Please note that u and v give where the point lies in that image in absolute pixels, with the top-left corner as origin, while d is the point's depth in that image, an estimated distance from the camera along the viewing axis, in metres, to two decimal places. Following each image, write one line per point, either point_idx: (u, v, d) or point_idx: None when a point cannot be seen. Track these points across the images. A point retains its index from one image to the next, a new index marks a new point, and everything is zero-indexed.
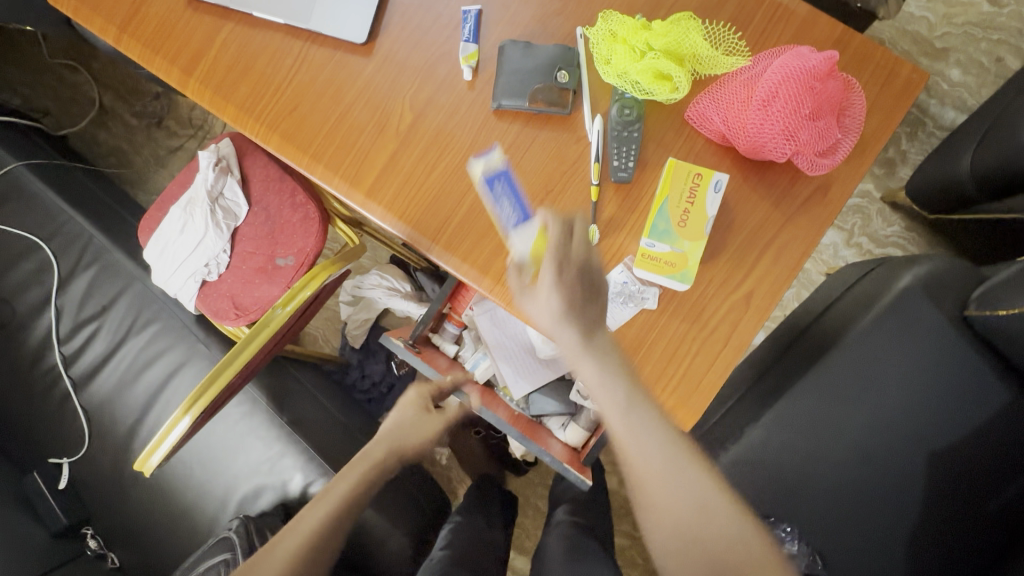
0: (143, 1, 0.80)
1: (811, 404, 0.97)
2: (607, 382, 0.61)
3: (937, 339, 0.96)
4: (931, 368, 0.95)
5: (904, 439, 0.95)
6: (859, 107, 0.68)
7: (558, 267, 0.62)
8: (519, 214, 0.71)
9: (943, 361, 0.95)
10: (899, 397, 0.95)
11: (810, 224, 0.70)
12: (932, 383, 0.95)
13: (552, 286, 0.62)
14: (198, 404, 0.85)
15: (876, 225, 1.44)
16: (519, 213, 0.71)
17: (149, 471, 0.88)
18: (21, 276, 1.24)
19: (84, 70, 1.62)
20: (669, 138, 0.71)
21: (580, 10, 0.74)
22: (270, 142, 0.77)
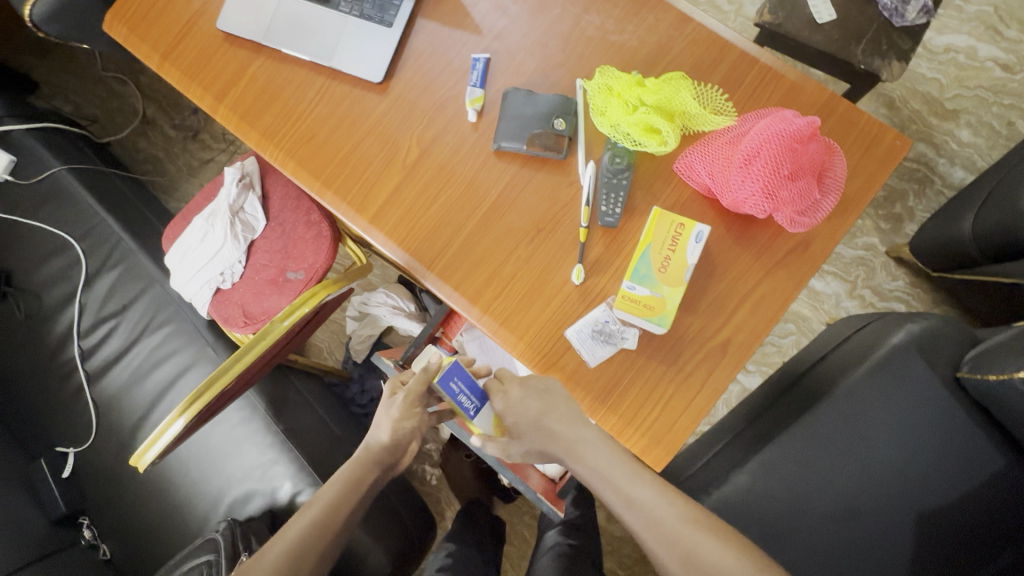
0: (186, 33, 0.88)
1: (798, 455, 0.96)
2: (605, 480, 0.67)
3: (921, 393, 0.96)
4: (921, 427, 0.95)
5: (890, 500, 0.94)
6: (840, 169, 0.70)
7: (506, 415, 0.72)
8: (475, 404, 0.74)
9: (935, 421, 0.95)
10: (886, 456, 0.95)
11: (788, 278, 0.72)
12: (922, 443, 0.94)
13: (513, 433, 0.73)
14: (193, 407, 0.88)
15: (879, 278, 1.44)
16: (475, 402, 0.74)
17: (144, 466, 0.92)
18: (51, 272, 1.32)
19: (132, 83, 1.75)
20: (657, 187, 0.75)
21: (581, 63, 0.79)
22: (287, 166, 0.84)
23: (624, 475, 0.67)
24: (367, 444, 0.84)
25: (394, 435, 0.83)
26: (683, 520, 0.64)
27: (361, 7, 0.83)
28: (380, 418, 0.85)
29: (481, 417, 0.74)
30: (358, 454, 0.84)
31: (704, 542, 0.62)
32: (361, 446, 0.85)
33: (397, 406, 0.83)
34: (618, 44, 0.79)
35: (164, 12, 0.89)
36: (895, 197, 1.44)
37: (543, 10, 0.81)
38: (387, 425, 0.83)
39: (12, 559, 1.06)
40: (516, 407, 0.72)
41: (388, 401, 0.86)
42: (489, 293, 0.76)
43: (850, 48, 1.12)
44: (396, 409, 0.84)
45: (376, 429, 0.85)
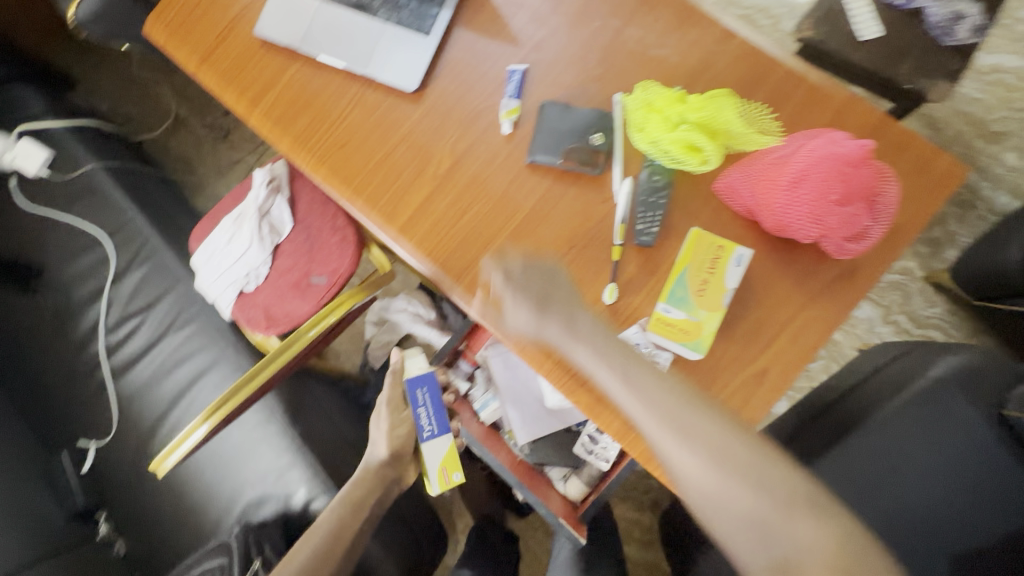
0: (225, 38, 0.88)
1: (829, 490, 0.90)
2: (603, 360, 0.64)
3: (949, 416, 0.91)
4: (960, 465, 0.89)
5: (925, 544, 0.87)
6: (892, 194, 0.67)
7: (507, 283, 0.71)
8: (432, 427, 0.91)
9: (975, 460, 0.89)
10: (918, 498, 0.89)
11: (832, 306, 0.69)
12: (953, 483, 0.89)
13: (512, 300, 0.71)
14: (216, 414, 0.89)
15: (915, 304, 1.38)
16: (433, 425, 0.91)
17: (162, 473, 0.91)
18: (81, 267, 1.33)
19: (166, 83, 1.78)
20: (695, 207, 0.73)
21: (620, 77, 0.77)
22: (318, 172, 0.83)
23: (622, 357, 0.64)
24: (366, 461, 0.97)
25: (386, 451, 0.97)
26: (679, 399, 0.60)
27: (399, 15, 0.83)
28: (374, 437, 0.98)
29: (433, 442, 0.91)
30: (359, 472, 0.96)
31: (703, 425, 0.58)
32: (361, 467, 0.97)
33: (384, 418, 0.98)
34: (659, 59, 0.77)
35: (204, 16, 0.90)
36: (935, 222, 1.39)
37: (583, 23, 0.80)
38: (380, 440, 0.97)
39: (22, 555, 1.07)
40: (521, 285, 0.71)
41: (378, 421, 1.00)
42: None
43: (895, 67, 1.09)
44: (384, 424, 0.99)
45: (372, 447, 0.98)
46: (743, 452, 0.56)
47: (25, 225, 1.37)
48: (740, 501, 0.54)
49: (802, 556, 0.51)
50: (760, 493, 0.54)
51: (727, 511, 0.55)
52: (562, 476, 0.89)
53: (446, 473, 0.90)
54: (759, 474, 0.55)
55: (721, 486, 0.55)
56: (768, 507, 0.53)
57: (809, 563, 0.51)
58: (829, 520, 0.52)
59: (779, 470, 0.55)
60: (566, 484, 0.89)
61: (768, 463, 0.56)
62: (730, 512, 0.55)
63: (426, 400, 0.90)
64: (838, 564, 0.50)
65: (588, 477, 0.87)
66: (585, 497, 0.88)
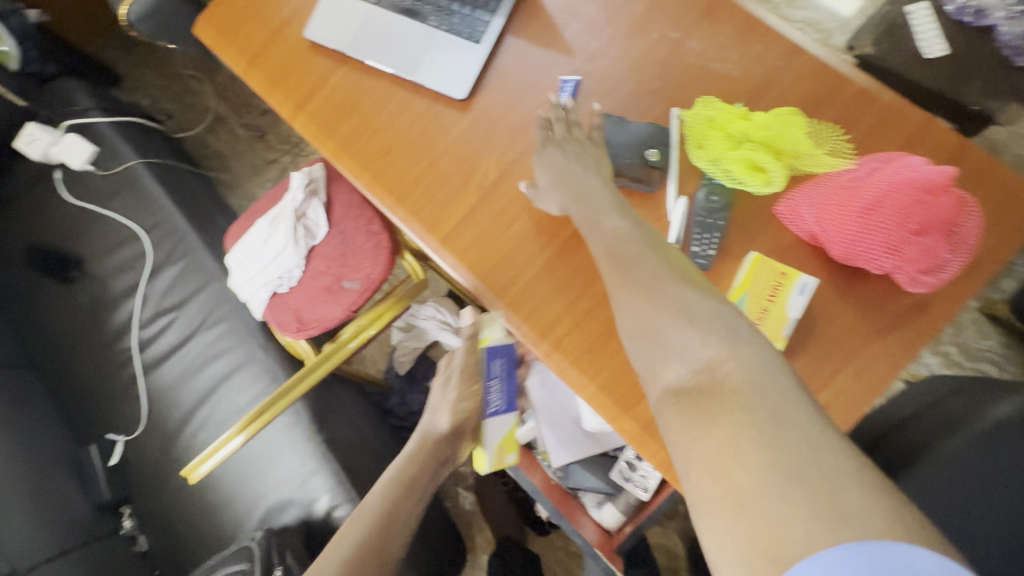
0: (274, 41, 0.88)
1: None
2: (588, 217, 0.66)
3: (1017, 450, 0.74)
4: None
5: None
6: (972, 226, 0.62)
7: (545, 147, 0.72)
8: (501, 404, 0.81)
9: None
10: (998, 566, 0.71)
11: (901, 344, 0.65)
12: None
13: (544, 165, 0.71)
14: (253, 424, 0.98)
15: (967, 334, 1.31)
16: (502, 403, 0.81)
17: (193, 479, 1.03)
18: (118, 261, 1.35)
19: (208, 82, 1.80)
20: (755, 230, 0.69)
21: (678, 91, 0.74)
22: (360, 178, 0.81)
23: (611, 212, 0.65)
24: (424, 432, 0.89)
25: (449, 423, 0.87)
26: (640, 246, 0.60)
27: (450, 22, 0.81)
28: (437, 402, 0.89)
29: (496, 423, 0.81)
30: (415, 443, 0.91)
31: (654, 270, 0.58)
32: (416, 436, 0.91)
33: (452, 388, 0.87)
34: (720, 73, 0.74)
35: (254, 17, 0.89)
36: None
37: (640, 35, 0.77)
38: (443, 409, 0.87)
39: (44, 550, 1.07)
40: (549, 159, 0.71)
41: (445, 382, 0.90)
42: (561, 328, 0.72)
43: (961, 87, 1.03)
44: (451, 391, 0.88)
45: (432, 415, 0.89)
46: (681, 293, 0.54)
47: (66, 216, 1.39)
48: (668, 332, 0.53)
49: (721, 378, 0.48)
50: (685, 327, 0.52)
51: (655, 343, 0.54)
52: (597, 502, 0.87)
53: (503, 452, 0.83)
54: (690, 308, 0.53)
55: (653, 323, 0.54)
56: (694, 336, 0.51)
57: (722, 381, 0.48)
58: (748, 352, 0.48)
59: (711, 307, 0.52)
60: (601, 510, 0.87)
61: (704, 306, 0.53)
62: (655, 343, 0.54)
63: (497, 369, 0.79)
64: (753, 387, 0.46)
65: (624, 506, 0.83)
66: (620, 526, 0.85)
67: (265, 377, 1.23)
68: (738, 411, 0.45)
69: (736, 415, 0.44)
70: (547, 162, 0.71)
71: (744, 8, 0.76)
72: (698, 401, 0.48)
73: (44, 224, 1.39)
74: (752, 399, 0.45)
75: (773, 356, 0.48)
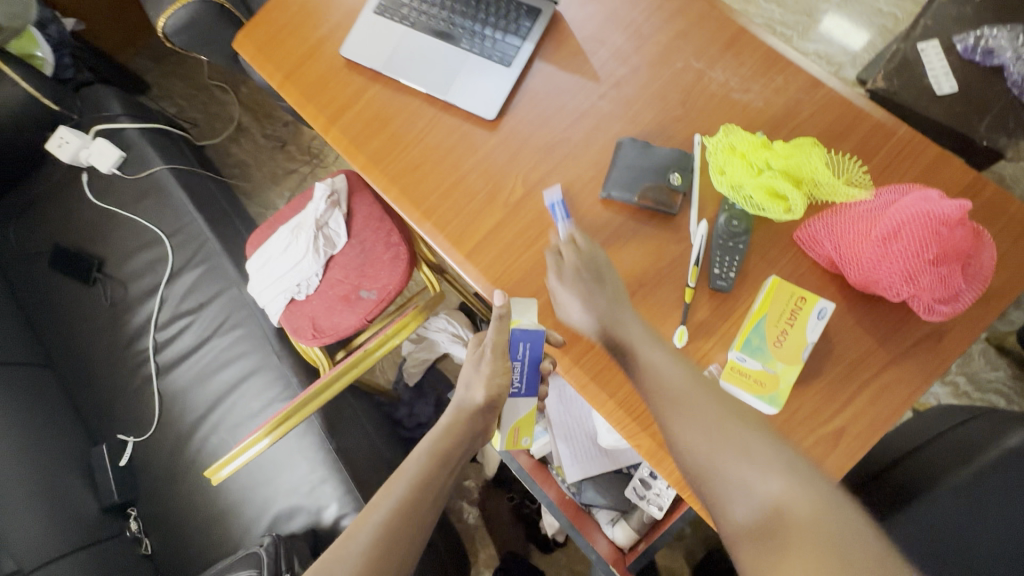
0: (310, 58, 0.91)
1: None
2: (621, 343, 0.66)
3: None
4: None
5: None
6: (987, 258, 0.64)
7: (562, 275, 0.72)
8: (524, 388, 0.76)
9: None
10: None
11: (918, 370, 0.66)
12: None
13: (566, 292, 0.71)
14: (278, 428, 0.90)
15: (977, 365, 1.32)
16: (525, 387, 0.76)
17: (216, 481, 0.93)
18: (139, 263, 1.37)
19: (233, 93, 1.85)
20: (773, 254, 0.71)
21: (700, 119, 0.77)
22: (389, 192, 0.84)
23: (644, 339, 0.65)
24: (458, 404, 0.75)
25: (489, 397, 0.73)
26: (683, 377, 0.61)
27: (482, 45, 0.84)
28: (470, 374, 0.75)
29: (515, 402, 0.77)
30: (449, 417, 0.75)
31: (703, 403, 0.58)
32: (450, 408, 0.76)
33: (487, 361, 0.73)
34: (742, 103, 0.77)
35: (292, 35, 0.93)
36: None
37: (664, 64, 0.80)
38: (478, 382, 0.73)
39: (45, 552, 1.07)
40: (568, 276, 0.72)
41: (476, 356, 0.76)
42: (582, 344, 0.73)
43: (972, 122, 1.07)
44: (485, 365, 0.74)
45: (465, 390, 0.75)
46: (732, 425, 0.56)
47: (91, 218, 1.41)
48: (723, 466, 0.54)
49: (789, 518, 0.49)
50: (740, 462, 0.53)
51: (706, 478, 0.55)
52: (610, 520, 0.88)
53: (519, 435, 0.78)
54: (743, 444, 0.54)
55: (702, 454, 0.55)
56: (750, 472, 0.53)
57: (790, 519, 0.49)
58: (811, 489, 0.51)
59: (764, 444, 0.54)
60: (614, 528, 0.87)
61: (760, 442, 0.55)
62: (708, 479, 0.55)
63: (526, 357, 0.73)
64: (820, 528, 0.48)
65: (638, 523, 0.84)
66: (634, 544, 0.85)
67: (278, 384, 1.24)
68: (809, 549, 0.47)
69: (806, 553, 0.47)
70: (567, 289, 0.71)
71: (765, 42, 0.79)
72: (766, 537, 0.50)
73: (70, 225, 1.42)
74: (820, 539, 0.47)
75: (828, 484, 0.52)
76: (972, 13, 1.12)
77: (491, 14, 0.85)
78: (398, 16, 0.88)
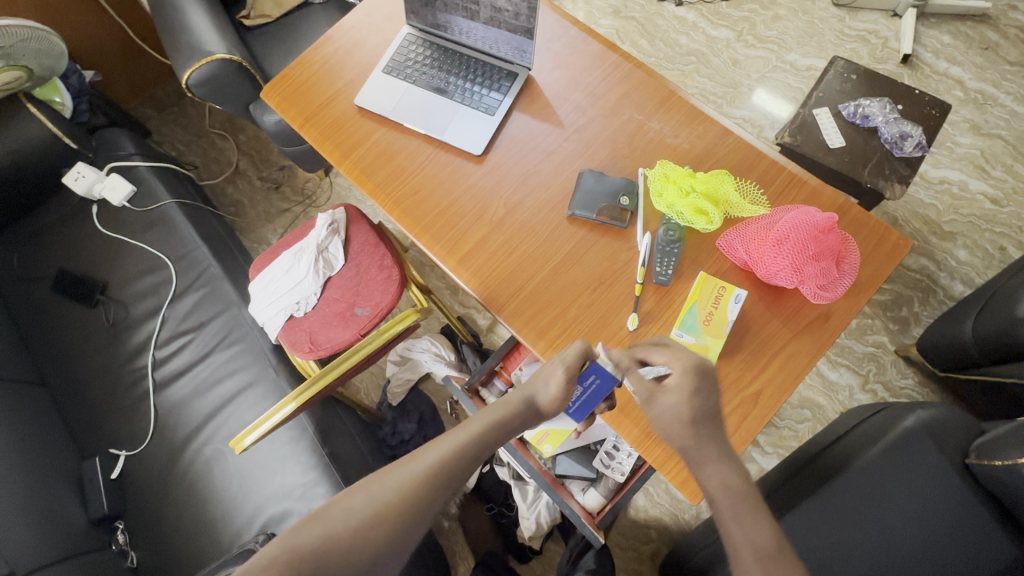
0: (328, 106, 1.10)
1: (818, 529, 0.96)
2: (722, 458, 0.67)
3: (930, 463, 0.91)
4: (941, 514, 0.95)
5: (911, 563, 0.92)
6: (853, 257, 0.87)
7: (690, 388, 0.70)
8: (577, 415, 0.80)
9: (952, 505, 0.96)
10: (918, 553, 0.93)
11: (813, 342, 0.86)
12: (933, 543, 0.93)
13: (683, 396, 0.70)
14: (301, 395, 1.12)
15: (890, 375, 1.54)
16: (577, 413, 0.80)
17: (241, 448, 1.12)
18: (141, 287, 1.47)
19: (231, 140, 2.02)
20: (701, 256, 0.92)
21: (643, 157, 1.00)
22: (392, 212, 1.01)
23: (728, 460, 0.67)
24: (530, 396, 0.75)
25: (555, 409, 0.74)
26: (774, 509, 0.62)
27: (471, 99, 1.06)
28: (547, 370, 0.75)
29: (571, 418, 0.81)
30: (515, 406, 0.75)
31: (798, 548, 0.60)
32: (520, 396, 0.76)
33: (556, 382, 0.74)
34: (674, 145, 1.00)
35: (311, 88, 1.12)
36: (901, 302, 1.59)
37: (614, 115, 1.03)
38: (546, 395, 0.74)
39: (40, 556, 1.10)
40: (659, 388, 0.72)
41: (546, 369, 0.77)
42: (553, 331, 0.90)
43: (858, 170, 1.34)
44: (554, 382, 0.74)
45: (533, 394, 0.76)
46: None
47: (98, 246, 1.52)
48: None
49: None
50: None
51: None
52: (582, 488, 1.06)
53: (545, 439, 0.99)
54: None
55: None
56: None
57: None
58: None
59: None
60: (585, 495, 1.05)
61: None
62: None
63: (592, 392, 0.77)
64: None
65: (604, 489, 1.03)
66: (601, 507, 1.02)
67: (273, 396, 1.34)
68: None
69: None
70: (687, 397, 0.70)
71: (690, 102, 1.04)
72: None
73: (76, 252, 1.52)
74: None
75: None
76: (850, 90, 1.44)
77: (479, 75, 1.07)
78: (403, 74, 1.09)
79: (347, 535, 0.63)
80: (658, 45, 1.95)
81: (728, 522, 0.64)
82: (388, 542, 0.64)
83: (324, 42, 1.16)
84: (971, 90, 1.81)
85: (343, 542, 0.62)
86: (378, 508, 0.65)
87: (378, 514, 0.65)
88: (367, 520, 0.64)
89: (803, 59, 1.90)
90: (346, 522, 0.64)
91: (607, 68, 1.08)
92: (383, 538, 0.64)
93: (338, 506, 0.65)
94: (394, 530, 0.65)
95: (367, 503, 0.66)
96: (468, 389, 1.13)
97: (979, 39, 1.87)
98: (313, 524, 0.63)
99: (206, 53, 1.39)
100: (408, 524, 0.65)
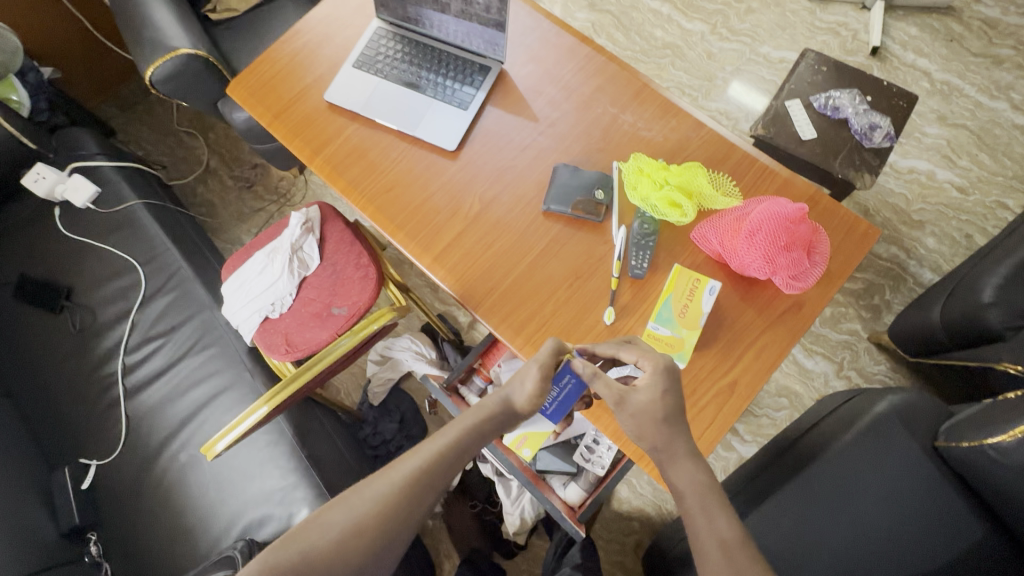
0: (297, 102, 1.08)
1: (796, 515, 0.97)
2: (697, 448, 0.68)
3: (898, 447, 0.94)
4: (911, 496, 0.98)
5: (884, 544, 0.95)
6: (824, 247, 0.89)
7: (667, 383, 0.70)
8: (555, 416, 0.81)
9: (921, 487, 0.98)
10: (890, 534, 0.95)
11: (787, 331, 0.87)
12: (904, 525, 0.96)
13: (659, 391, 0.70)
14: (274, 399, 1.09)
15: (863, 361, 1.57)
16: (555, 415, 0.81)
17: (212, 455, 1.09)
18: (109, 291, 1.42)
19: (201, 138, 1.96)
20: (676, 248, 0.92)
21: (618, 151, 0.99)
22: (366, 210, 0.99)
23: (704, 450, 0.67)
24: (506, 397, 0.75)
25: (532, 409, 0.74)
26: None
27: (444, 93, 1.04)
28: (523, 369, 0.74)
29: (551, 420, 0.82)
30: (492, 406, 0.75)
31: None
32: (497, 397, 0.75)
33: (532, 379, 0.73)
34: (648, 138, 1.00)
35: (279, 84, 1.09)
36: (873, 290, 1.62)
37: (588, 109, 1.03)
38: (523, 396, 0.73)
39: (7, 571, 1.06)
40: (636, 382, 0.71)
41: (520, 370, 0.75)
42: (531, 327, 0.89)
43: (830, 161, 1.36)
44: (530, 382, 0.73)
45: (511, 393, 0.75)
46: None
47: (62, 249, 1.47)
48: None
49: None
50: None
51: None
52: (563, 483, 1.06)
53: (524, 442, 0.99)
54: None
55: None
56: None
57: None
58: None
59: None
60: (566, 489, 1.05)
61: None
62: None
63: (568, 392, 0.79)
64: None
65: (585, 482, 1.03)
66: (583, 501, 1.03)
67: (249, 399, 1.31)
68: None
69: None
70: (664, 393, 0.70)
71: (664, 95, 1.04)
72: None
73: (39, 256, 1.46)
74: None
75: None
76: (822, 80, 1.46)
77: (450, 69, 1.05)
78: (373, 69, 1.07)
79: (325, 549, 0.62)
80: (634, 39, 1.96)
81: (703, 511, 0.65)
82: (367, 555, 0.63)
83: (292, 37, 1.13)
84: (938, 82, 1.85)
85: (320, 558, 0.62)
86: (356, 519, 0.64)
87: (356, 527, 0.64)
88: (345, 533, 0.63)
89: (776, 51, 1.92)
90: (323, 536, 0.63)
91: (580, 61, 1.07)
92: (361, 551, 0.63)
93: (315, 520, 0.65)
94: (372, 542, 0.64)
95: (344, 517, 0.65)
96: (447, 388, 1.12)
97: (945, 32, 1.91)
98: (290, 542, 0.62)
99: (169, 49, 1.34)
100: (387, 534, 0.65)
